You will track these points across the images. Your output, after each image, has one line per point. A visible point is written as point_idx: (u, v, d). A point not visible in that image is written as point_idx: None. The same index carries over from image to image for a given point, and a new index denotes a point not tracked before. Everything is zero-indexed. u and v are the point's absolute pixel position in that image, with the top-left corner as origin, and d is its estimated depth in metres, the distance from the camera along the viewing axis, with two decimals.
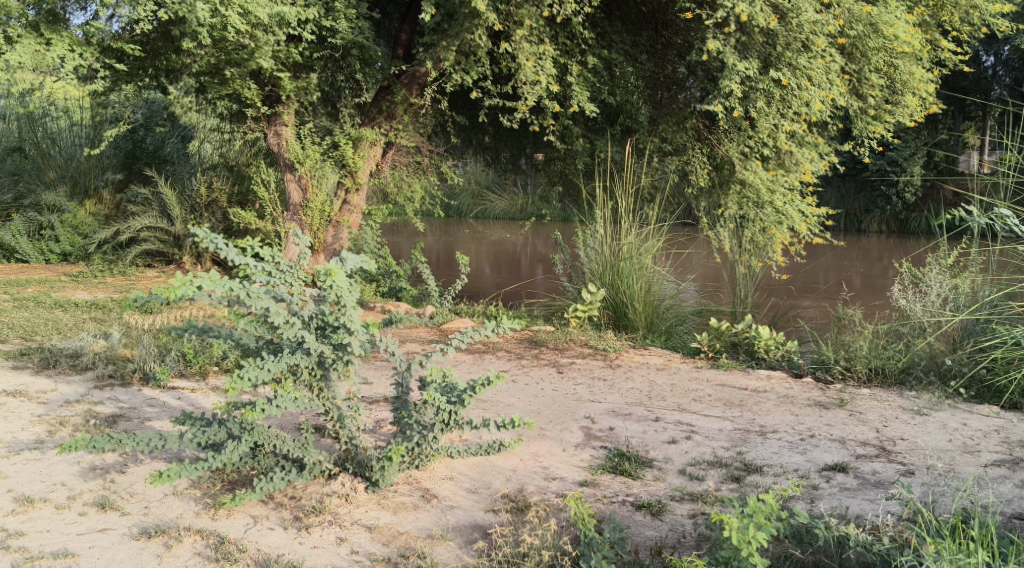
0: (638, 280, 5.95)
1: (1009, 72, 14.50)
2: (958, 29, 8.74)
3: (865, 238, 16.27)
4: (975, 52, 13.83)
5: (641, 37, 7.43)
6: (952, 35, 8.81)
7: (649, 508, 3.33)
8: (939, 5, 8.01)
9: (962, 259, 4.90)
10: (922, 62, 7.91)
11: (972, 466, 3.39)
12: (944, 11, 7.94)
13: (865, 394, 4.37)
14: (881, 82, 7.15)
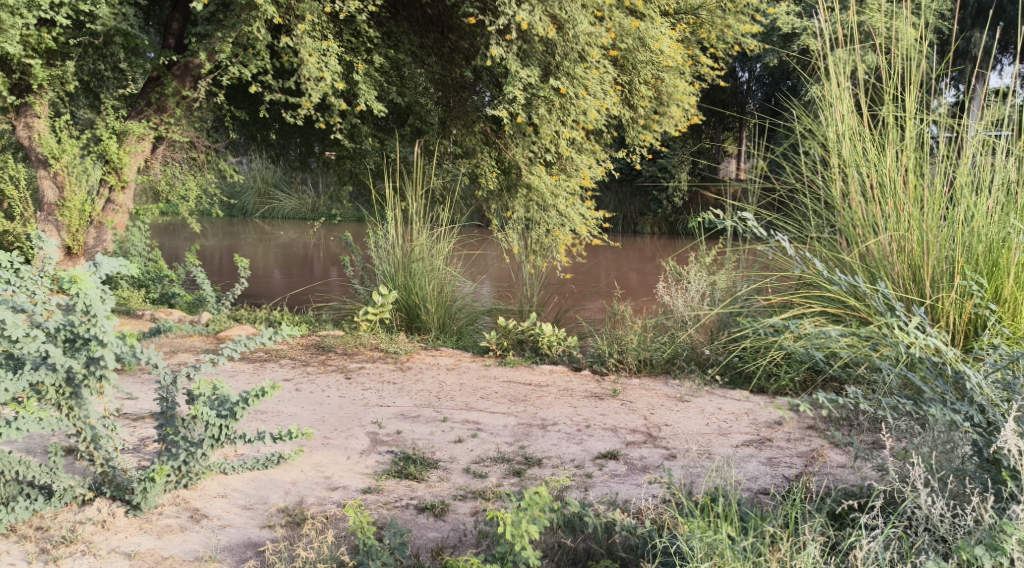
0: (431, 282, 5.95)
1: (762, 89, 16.11)
2: (714, 46, 9.58)
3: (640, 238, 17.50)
4: (733, 70, 15.25)
5: (428, 39, 7.46)
6: (710, 52, 9.65)
7: (432, 510, 3.33)
8: (698, 23, 8.81)
9: (718, 257, 5.34)
10: (685, 75, 8.61)
11: (726, 447, 3.70)
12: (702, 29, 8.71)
13: (635, 384, 4.62)
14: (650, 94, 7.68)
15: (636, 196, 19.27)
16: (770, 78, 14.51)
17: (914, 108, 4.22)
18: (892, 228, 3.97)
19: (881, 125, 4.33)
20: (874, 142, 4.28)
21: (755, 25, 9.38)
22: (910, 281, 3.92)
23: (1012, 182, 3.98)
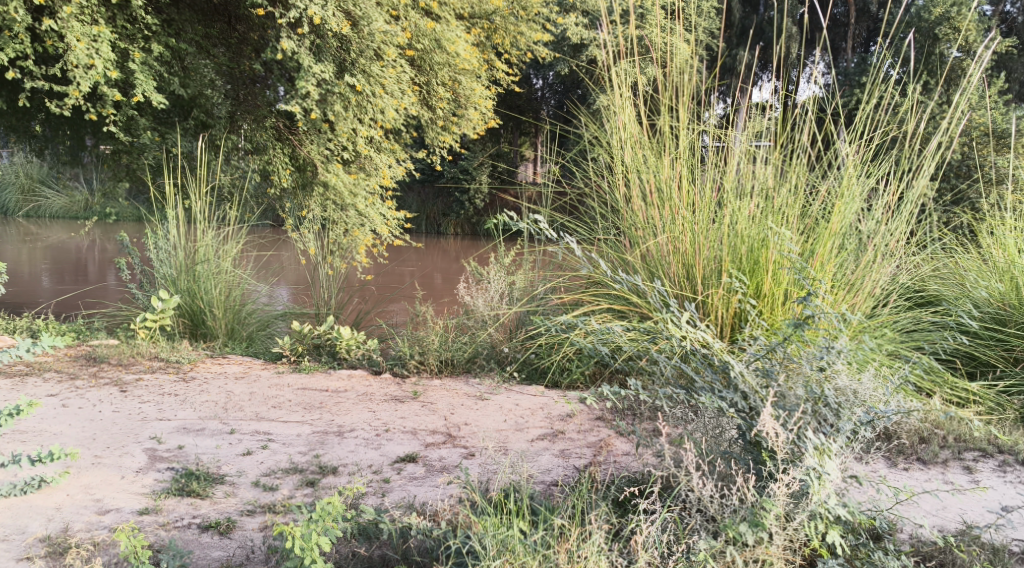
0: (217, 285, 5.61)
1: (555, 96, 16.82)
2: (508, 52, 9.86)
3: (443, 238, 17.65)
4: (528, 76, 15.83)
5: (213, 28, 7.12)
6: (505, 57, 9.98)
7: (217, 528, 3.14)
8: (492, 28, 9.16)
9: (517, 257, 5.43)
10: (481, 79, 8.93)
11: (522, 442, 3.73)
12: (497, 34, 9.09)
13: (436, 384, 4.56)
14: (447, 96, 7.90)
15: (436, 197, 19.53)
16: (563, 86, 15.16)
17: (686, 119, 4.56)
18: (667, 229, 4.31)
19: (660, 134, 4.62)
20: (653, 149, 4.57)
21: (547, 34, 9.76)
22: (684, 279, 4.25)
23: (768, 188, 4.41)
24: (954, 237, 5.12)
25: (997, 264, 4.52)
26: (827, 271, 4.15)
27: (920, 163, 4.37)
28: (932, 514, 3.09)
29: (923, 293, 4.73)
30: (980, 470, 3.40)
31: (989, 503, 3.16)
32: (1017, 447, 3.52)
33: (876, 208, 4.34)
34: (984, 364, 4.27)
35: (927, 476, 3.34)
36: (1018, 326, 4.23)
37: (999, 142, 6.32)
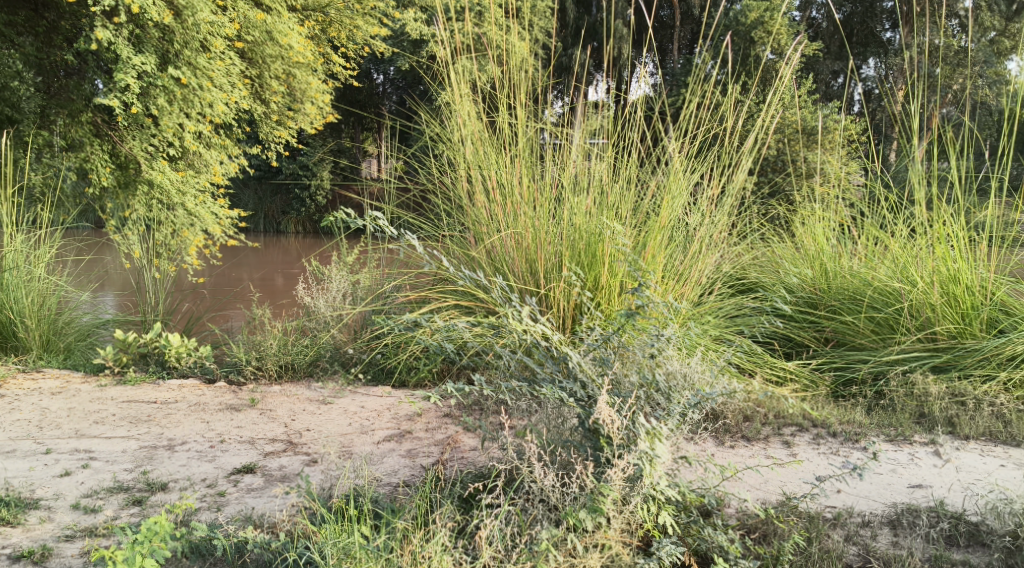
0: (28, 294, 5.16)
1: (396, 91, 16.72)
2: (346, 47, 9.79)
3: (284, 238, 17.08)
4: (368, 71, 15.68)
5: (18, 16, 6.47)
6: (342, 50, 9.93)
7: (29, 557, 2.89)
8: (327, 22, 9.18)
9: (360, 255, 5.32)
10: (317, 73, 8.98)
11: (367, 444, 3.61)
12: (332, 28, 9.12)
13: (275, 391, 4.39)
14: (281, 89, 8.00)
15: (275, 196, 18.90)
16: (405, 82, 15.06)
17: (524, 116, 4.65)
18: (510, 225, 4.35)
19: (503, 130, 4.64)
20: (494, 145, 4.62)
21: (385, 28, 9.76)
22: (528, 273, 4.29)
23: (604, 184, 4.55)
24: (770, 228, 5.50)
25: (807, 252, 4.91)
26: (658, 263, 4.35)
27: (739, 160, 4.68)
28: (756, 489, 3.28)
29: (745, 281, 5.06)
30: (798, 444, 3.65)
31: (805, 475, 3.39)
32: (828, 420, 3.81)
33: (701, 202, 4.63)
34: (798, 345, 4.61)
35: (751, 452, 3.56)
36: (827, 308, 4.62)
37: (806, 139, 6.84)
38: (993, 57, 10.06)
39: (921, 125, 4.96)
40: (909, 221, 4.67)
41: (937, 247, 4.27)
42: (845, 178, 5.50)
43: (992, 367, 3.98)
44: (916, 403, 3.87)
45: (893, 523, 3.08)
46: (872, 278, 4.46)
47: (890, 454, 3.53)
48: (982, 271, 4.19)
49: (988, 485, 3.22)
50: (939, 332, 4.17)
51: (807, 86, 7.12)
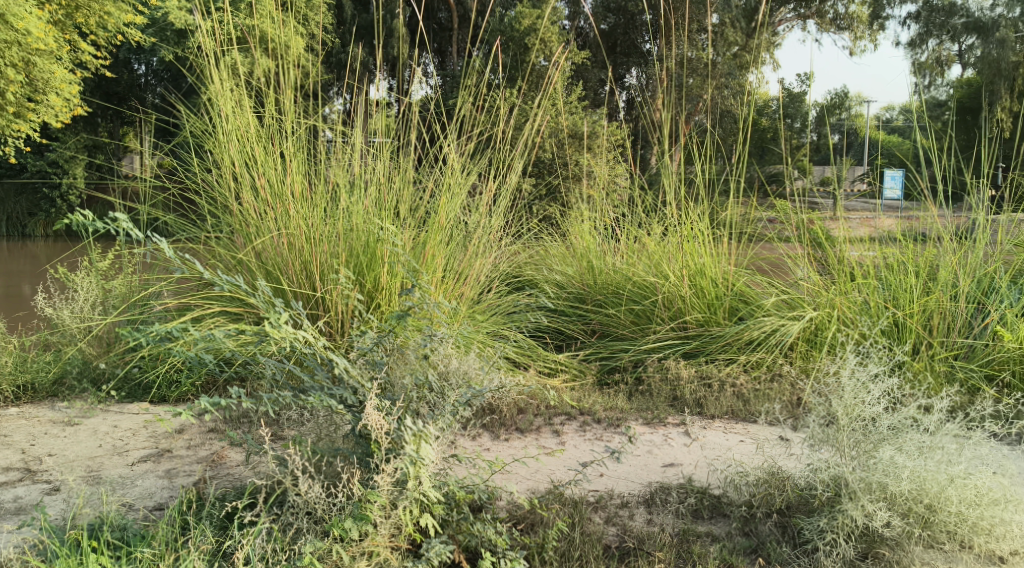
0: None
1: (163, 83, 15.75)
2: (90, 34, 11.22)
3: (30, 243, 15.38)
4: (130, 62, 14.70)
5: None
6: (87, 43, 11.38)
7: None
8: (80, 14, 10.55)
9: (115, 261, 4.94)
10: (61, 61, 10.49)
11: (119, 467, 3.35)
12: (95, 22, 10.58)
13: (12, 414, 3.96)
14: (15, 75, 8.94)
15: (20, 196, 17.01)
16: (171, 74, 14.27)
17: (297, 113, 4.51)
18: (282, 226, 4.11)
19: (266, 120, 4.36)
20: (262, 140, 4.33)
21: (141, 20, 11.31)
22: (302, 275, 4.08)
23: (382, 183, 4.50)
24: (541, 226, 5.84)
25: (576, 250, 5.22)
26: (436, 262, 4.34)
27: (511, 161, 4.86)
28: (526, 479, 3.40)
29: (520, 278, 5.31)
30: (566, 432, 3.84)
31: (569, 462, 3.56)
32: (593, 409, 4.04)
33: (477, 204, 4.76)
34: (569, 337, 4.90)
35: (523, 443, 3.69)
36: (593, 303, 4.94)
37: (577, 143, 7.19)
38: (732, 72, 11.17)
39: (678, 131, 5.39)
40: (664, 221, 5.09)
41: (684, 244, 4.74)
42: (611, 179, 5.88)
43: (734, 351, 4.39)
44: (669, 387, 4.21)
45: (648, 502, 3.31)
46: (632, 274, 4.83)
47: (647, 437, 3.82)
48: (724, 265, 4.71)
49: (727, 460, 3.54)
50: (689, 322, 4.57)
51: (577, 92, 7.48)
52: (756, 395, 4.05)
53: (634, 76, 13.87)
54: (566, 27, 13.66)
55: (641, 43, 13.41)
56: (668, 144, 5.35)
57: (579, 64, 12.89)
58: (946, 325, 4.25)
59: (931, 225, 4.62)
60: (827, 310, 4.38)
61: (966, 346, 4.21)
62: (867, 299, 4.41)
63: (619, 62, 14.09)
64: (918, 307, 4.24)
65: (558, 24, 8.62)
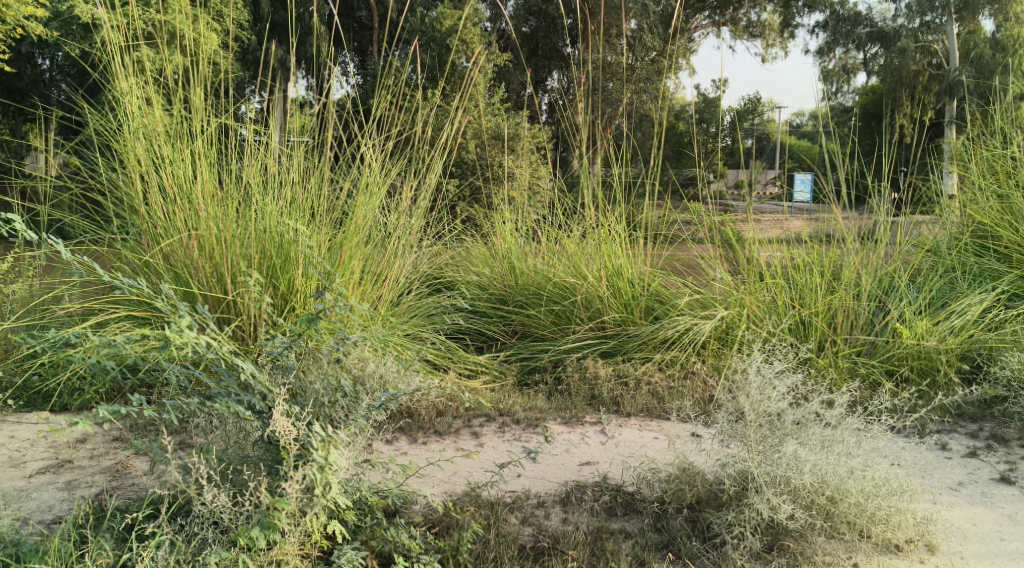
0: None
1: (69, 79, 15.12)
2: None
3: None
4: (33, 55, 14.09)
5: None
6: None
7: None
8: None
9: (15, 264, 4.73)
10: None
11: (16, 479, 3.21)
12: None
13: None
14: None
15: None
16: (77, 70, 13.73)
17: (208, 111, 4.39)
18: (192, 227, 3.99)
19: (174, 116, 4.23)
20: (171, 137, 4.22)
21: (40, 8, 10.93)
22: (213, 277, 3.97)
23: (298, 184, 4.43)
24: (463, 227, 5.85)
25: (497, 252, 5.24)
26: (353, 264, 4.31)
27: (432, 162, 4.84)
28: (442, 483, 3.40)
29: (442, 279, 5.30)
30: (484, 434, 3.85)
31: (485, 463, 3.58)
32: (512, 409, 4.07)
33: (395, 205, 4.73)
34: (489, 339, 4.91)
35: (440, 447, 3.69)
36: (514, 304, 4.97)
37: (499, 145, 7.21)
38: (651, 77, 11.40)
39: (598, 134, 5.47)
40: (583, 223, 5.15)
41: (602, 246, 4.82)
42: (533, 180, 5.93)
43: (650, 350, 4.48)
44: (588, 386, 4.27)
45: (564, 501, 3.33)
46: (551, 274, 4.88)
47: (565, 436, 3.86)
48: (640, 266, 4.80)
49: (641, 457, 3.60)
50: (607, 321, 4.64)
51: (499, 94, 7.50)
52: (671, 392, 4.14)
53: (557, 79, 14.00)
54: (489, 29, 13.69)
55: (563, 46, 13.54)
56: (588, 146, 5.42)
57: (502, 66, 12.93)
58: (849, 323, 4.45)
59: (835, 227, 4.82)
60: (736, 309, 4.52)
61: (868, 342, 4.42)
62: (776, 298, 4.56)
63: (542, 65, 14.18)
64: (822, 305, 4.43)
65: (480, 27, 8.63)
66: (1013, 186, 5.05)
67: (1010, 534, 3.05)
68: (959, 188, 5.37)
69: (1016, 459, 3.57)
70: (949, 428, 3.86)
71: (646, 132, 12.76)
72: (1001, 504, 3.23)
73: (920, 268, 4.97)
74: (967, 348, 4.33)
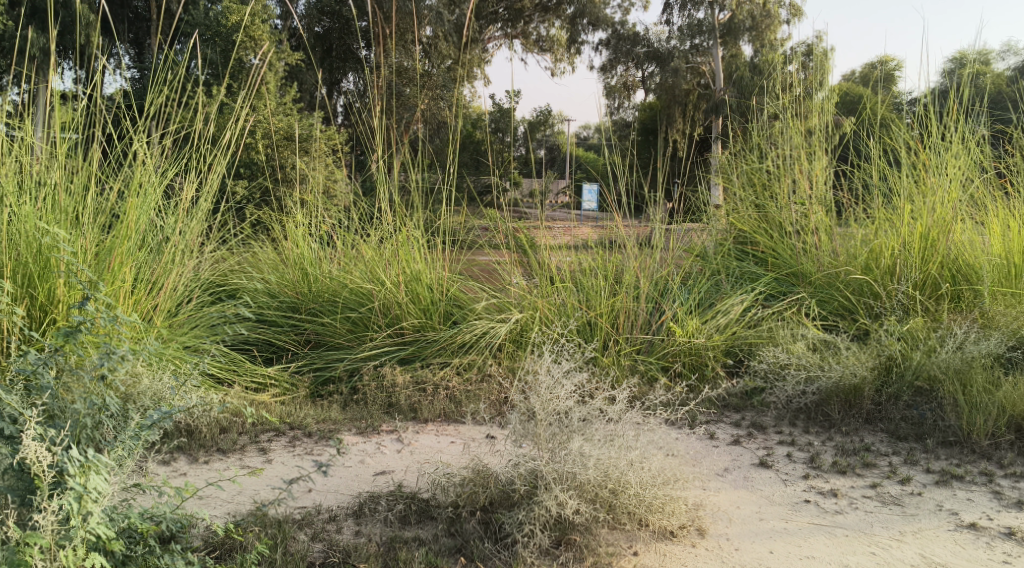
0: None
1: None
2: None
3: None
4: None
5: None
6: None
7: None
8: None
9: None
10: None
11: None
12: None
13: None
14: None
15: None
16: None
17: None
18: None
19: None
20: None
21: None
22: None
23: (61, 184, 4.03)
24: (251, 231, 5.60)
25: (288, 258, 5.06)
26: (125, 273, 3.98)
27: (213, 162, 4.62)
28: (224, 504, 3.26)
29: (226, 287, 5.02)
30: (273, 450, 3.71)
31: (271, 481, 3.45)
32: (304, 422, 3.94)
33: (175, 208, 4.43)
34: (280, 349, 4.73)
35: (225, 465, 3.55)
36: (306, 311, 4.81)
37: (291, 148, 6.98)
38: (442, 95, 11.66)
39: (394, 140, 5.44)
40: (379, 228, 5.09)
41: (399, 251, 4.79)
42: (327, 182, 5.78)
43: (447, 355, 4.49)
44: (384, 394, 4.21)
45: (356, 513, 3.26)
46: (346, 280, 4.77)
47: (359, 447, 3.78)
48: (437, 270, 4.81)
49: (435, 463, 3.60)
50: (405, 327, 4.61)
51: (290, 95, 7.26)
52: (467, 396, 4.18)
53: (351, 82, 13.76)
54: (279, 27, 13.21)
55: (357, 47, 13.34)
56: (384, 149, 5.36)
57: (294, 65, 12.51)
58: (630, 323, 4.74)
59: (617, 233, 5.13)
60: (530, 312, 4.67)
61: (646, 341, 4.71)
62: (565, 301, 4.77)
63: (336, 66, 13.85)
64: (606, 307, 4.70)
65: (268, 24, 8.31)
66: (768, 197, 5.61)
67: (768, 514, 3.33)
68: (724, 199, 5.87)
69: (772, 444, 3.93)
70: (716, 418, 4.22)
71: (443, 137, 12.87)
72: (760, 487, 3.54)
73: (690, 272, 5.40)
74: (732, 344, 4.72)
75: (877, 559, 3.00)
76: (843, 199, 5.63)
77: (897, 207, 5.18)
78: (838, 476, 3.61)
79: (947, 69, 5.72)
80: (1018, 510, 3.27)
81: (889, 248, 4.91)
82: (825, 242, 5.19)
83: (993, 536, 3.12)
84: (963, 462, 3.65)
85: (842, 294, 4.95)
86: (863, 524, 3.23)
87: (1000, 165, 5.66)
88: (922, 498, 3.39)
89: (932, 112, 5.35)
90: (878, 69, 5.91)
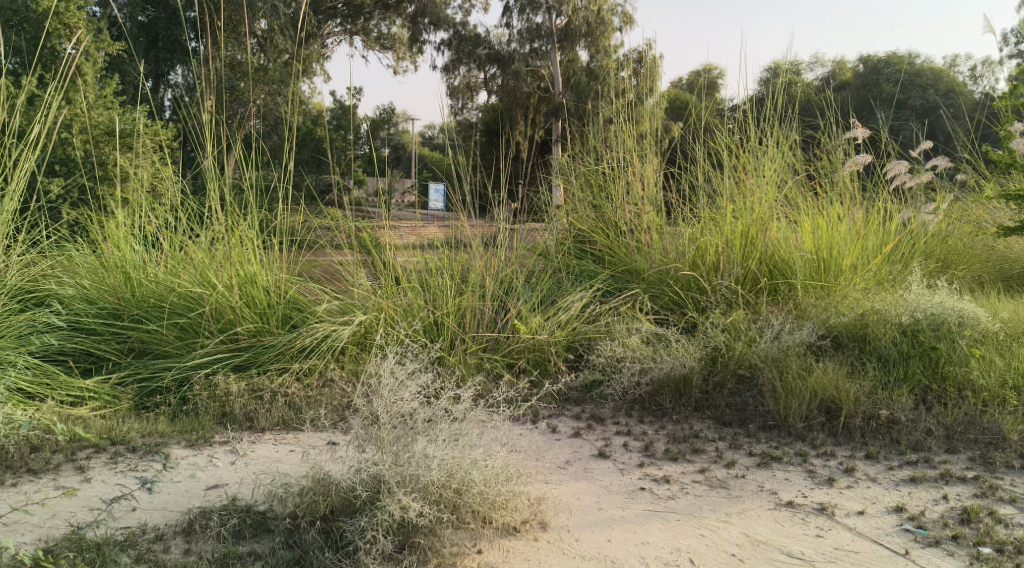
0: None
1: None
2: None
3: None
4: None
5: None
6: None
7: None
8: None
9: None
10: None
11: None
12: None
13: None
14: None
15: None
16: None
17: None
18: None
19: None
20: None
21: None
22: None
23: None
24: (65, 233, 5.18)
25: (108, 262, 4.73)
26: None
27: (20, 157, 4.24)
28: (34, 529, 3.01)
29: (36, 293, 4.61)
30: (92, 467, 3.46)
31: (89, 501, 3.20)
32: (128, 436, 3.70)
33: None
34: (100, 359, 4.41)
35: (36, 486, 3.29)
36: (130, 318, 4.52)
37: (112, 143, 6.52)
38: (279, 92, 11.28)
39: (226, 135, 5.19)
40: (210, 228, 4.85)
41: (232, 252, 4.58)
42: (152, 180, 5.44)
43: (285, 360, 4.32)
44: (217, 404, 4.02)
45: (185, 530, 3.07)
46: (174, 284, 4.52)
47: (189, 460, 3.58)
48: (274, 273, 4.63)
49: (272, 473, 3.46)
50: (239, 333, 4.41)
51: (111, 88, 6.77)
52: (308, 402, 4.06)
53: (181, 74, 12.97)
54: (98, 14, 12.27)
55: (185, 40, 12.61)
56: (216, 145, 5.10)
57: (114, 56, 11.68)
58: (475, 321, 4.76)
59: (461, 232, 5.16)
60: (374, 314, 4.59)
61: (491, 339, 4.75)
62: (411, 301, 4.72)
63: (162, 58, 13.01)
64: (453, 306, 4.70)
65: (83, 10, 7.71)
66: (604, 198, 5.81)
67: (606, 503, 3.43)
68: (564, 199, 6.02)
69: (609, 434, 4.08)
70: (557, 412, 4.33)
71: (280, 136, 12.44)
72: (599, 477, 3.65)
73: (534, 270, 5.50)
74: (572, 339, 4.84)
75: (706, 540, 3.17)
76: (672, 200, 5.91)
77: (720, 207, 5.49)
78: (671, 462, 3.78)
79: (763, 78, 6.13)
80: (828, 486, 3.56)
81: (712, 245, 5.20)
82: (656, 240, 5.42)
83: (807, 512, 3.37)
84: (781, 444, 3.93)
85: (671, 289, 5.20)
86: (693, 508, 3.40)
87: (810, 168, 6.13)
88: (745, 480, 3.62)
89: (750, 118, 5.72)
90: (703, 77, 6.25)
